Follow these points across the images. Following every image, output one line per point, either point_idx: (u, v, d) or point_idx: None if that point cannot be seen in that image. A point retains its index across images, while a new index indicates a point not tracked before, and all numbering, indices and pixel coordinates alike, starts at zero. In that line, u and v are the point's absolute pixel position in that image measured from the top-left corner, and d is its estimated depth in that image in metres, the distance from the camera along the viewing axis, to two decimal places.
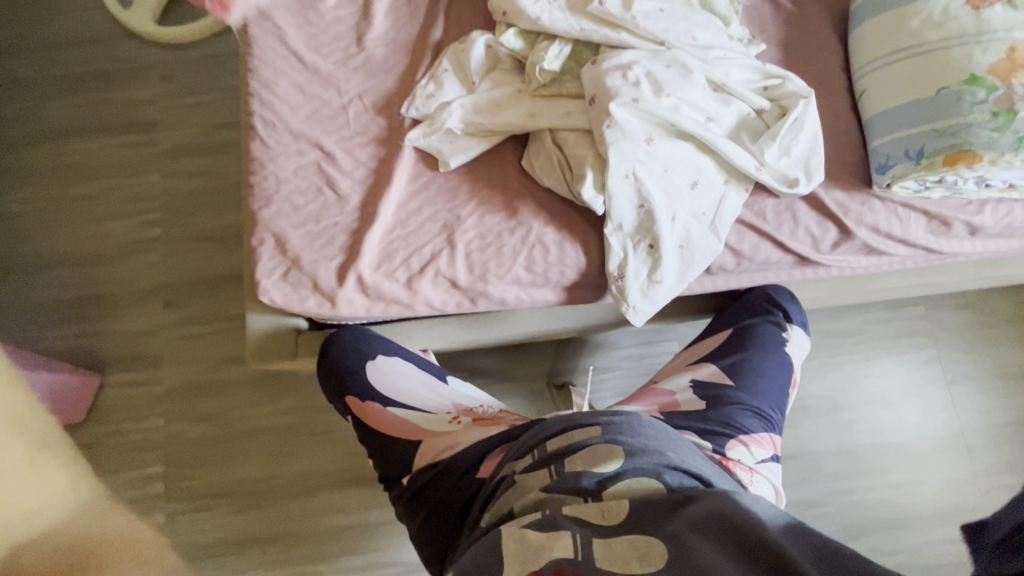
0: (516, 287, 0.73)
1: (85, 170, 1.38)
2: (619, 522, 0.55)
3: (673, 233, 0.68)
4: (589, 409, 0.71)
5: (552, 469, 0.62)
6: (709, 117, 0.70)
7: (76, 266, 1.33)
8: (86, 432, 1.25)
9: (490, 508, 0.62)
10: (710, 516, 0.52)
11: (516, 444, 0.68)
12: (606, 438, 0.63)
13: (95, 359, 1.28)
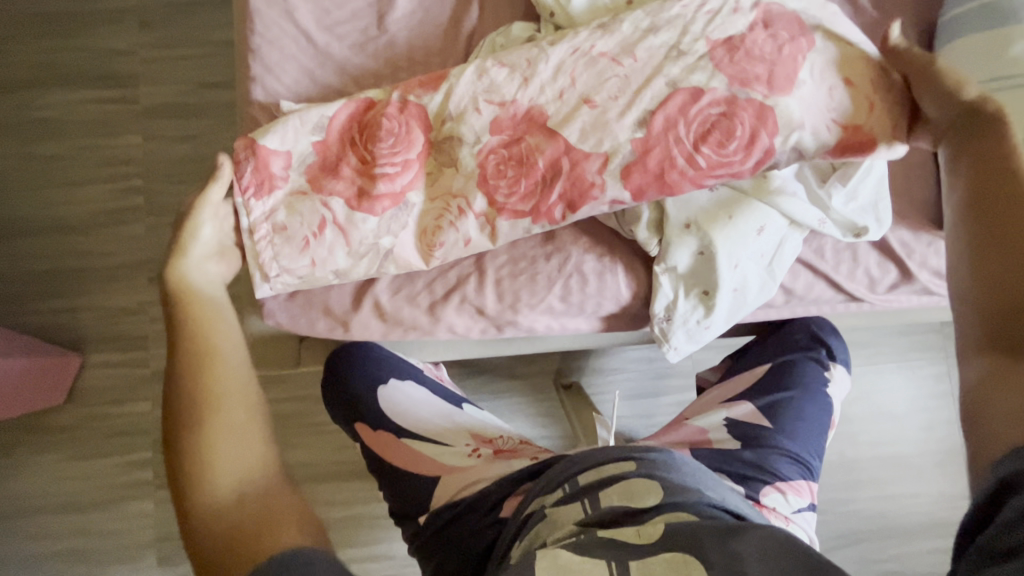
0: (548, 316, 0.74)
1: (56, 127, 1.25)
2: (653, 542, 0.51)
3: (731, 283, 0.70)
4: (620, 443, 0.66)
5: (586, 503, 0.57)
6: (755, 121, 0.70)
7: (48, 234, 1.22)
8: (70, 413, 1.18)
9: (519, 541, 0.57)
10: (755, 548, 0.48)
11: (543, 479, 0.63)
12: (642, 472, 0.58)
13: (74, 336, 1.20)
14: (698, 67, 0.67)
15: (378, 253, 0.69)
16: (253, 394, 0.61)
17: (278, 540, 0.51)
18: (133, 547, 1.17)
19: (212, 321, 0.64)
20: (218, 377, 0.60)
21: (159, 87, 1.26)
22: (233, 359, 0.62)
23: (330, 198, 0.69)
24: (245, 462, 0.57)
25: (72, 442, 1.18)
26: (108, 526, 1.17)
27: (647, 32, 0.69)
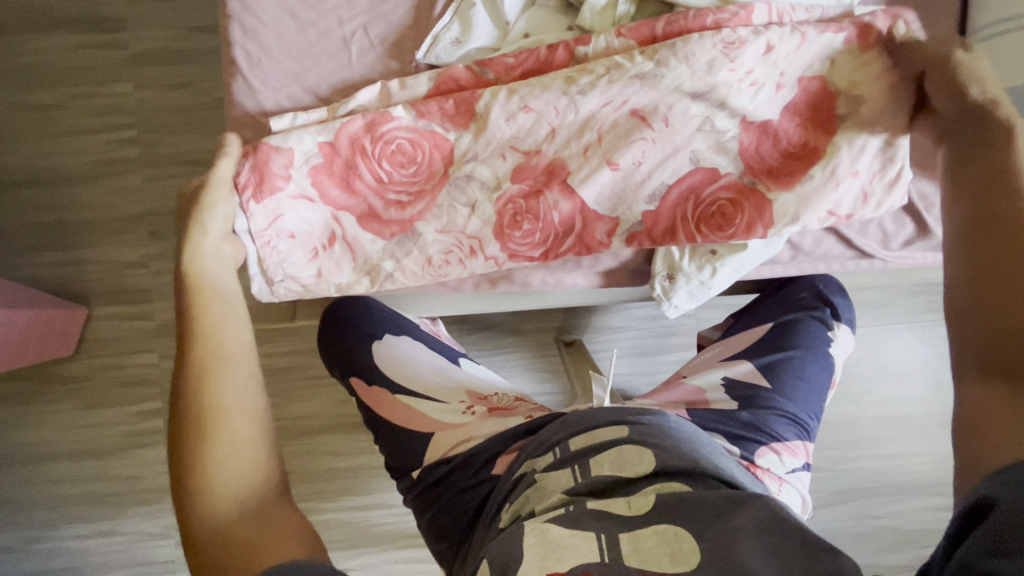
0: (543, 272, 0.73)
1: (46, 75, 1.21)
2: (643, 513, 0.53)
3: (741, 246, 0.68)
4: (612, 405, 0.67)
5: (576, 470, 0.58)
6: (780, 82, 0.66)
7: (47, 187, 1.21)
8: (81, 364, 1.21)
9: (509, 504, 0.59)
10: (742, 522, 0.50)
11: (535, 441, 0.64)
12: (635, 439, 0.59)
13: (79, 290, 1.21)
14: (724, 149, 0.66)
15: (378, 274, 0.69)
16: (252, 393, 0.58)
17: (275, 556, 0.51)
18: (150, 491, 1.22)
19: (207, 294, 0.60)
20: (216, 364, 0.58)
21: (148, 31, 1.21)
22: (231, 348, 0.59)
23: (341, 211, 0.67)
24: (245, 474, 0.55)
25: (85, 394, 1.21)
26: (125, 472, 1.22)
27: (687, 97, 0.65)
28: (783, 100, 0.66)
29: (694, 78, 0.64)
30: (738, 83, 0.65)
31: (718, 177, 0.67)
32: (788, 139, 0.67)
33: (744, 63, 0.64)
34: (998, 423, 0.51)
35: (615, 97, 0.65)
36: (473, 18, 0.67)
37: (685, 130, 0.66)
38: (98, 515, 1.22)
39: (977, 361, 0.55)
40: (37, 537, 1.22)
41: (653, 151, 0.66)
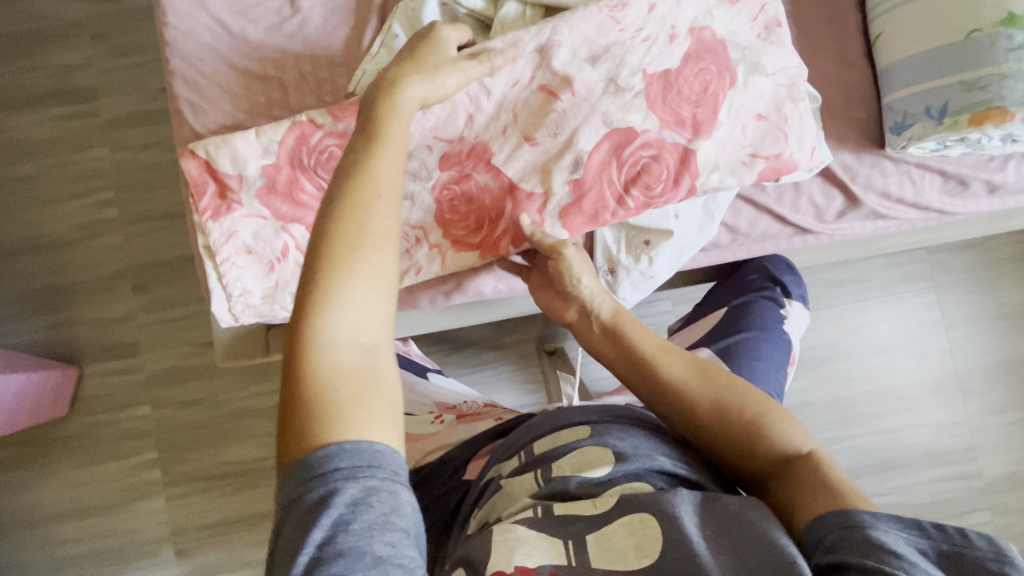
0: (494, 278, 0.76)
1: (26, 149, 1.27)
2: (610, 507, 0.56)
3: (673, 231, 0.70)
4: (582, 403, 0.69)
5: (539, 474, 0.61)
6: (673, 33, 0.67)
7: (33, 255, 1.25)
8: (76, 422, 1.23)
9: (476, 512, 0.61)
10: (693, 514, 0.54)
11: (504, 444, 0.67)
12: (594, 440, 0.62)
13: (69, 350, 1.24)
14: (634, 105, 0.66)
15: None
16: (386, 258, 0.50)
17: (362, 429, 0.45)
18: (153, 542, 1.23)
19: (383, 146, 0.53)
20: (359, 225, 0.50)
21: (119, 97, 1.27)
22: (389, 183, 0.53)
23: (291, 223, 0.69)
24: (366, 313, 0.48)
25: (82, 451, 1.23)
26: (127, 526, 1.23)
27: (586, 62, 0.66)
28: (680, 50, 0.67)
29: (589, 50, 0.66)
30: (631, 40, 0.66)
31: (634, 136, 0.67)
32: (687, 87, 0.67)
33: (635, 49, 0.66)
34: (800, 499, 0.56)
35: (522, 75, 0.67)
36: (395, 46, 0.70)
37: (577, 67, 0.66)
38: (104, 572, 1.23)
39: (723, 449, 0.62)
40: None
41: (561, 125, 0.67)
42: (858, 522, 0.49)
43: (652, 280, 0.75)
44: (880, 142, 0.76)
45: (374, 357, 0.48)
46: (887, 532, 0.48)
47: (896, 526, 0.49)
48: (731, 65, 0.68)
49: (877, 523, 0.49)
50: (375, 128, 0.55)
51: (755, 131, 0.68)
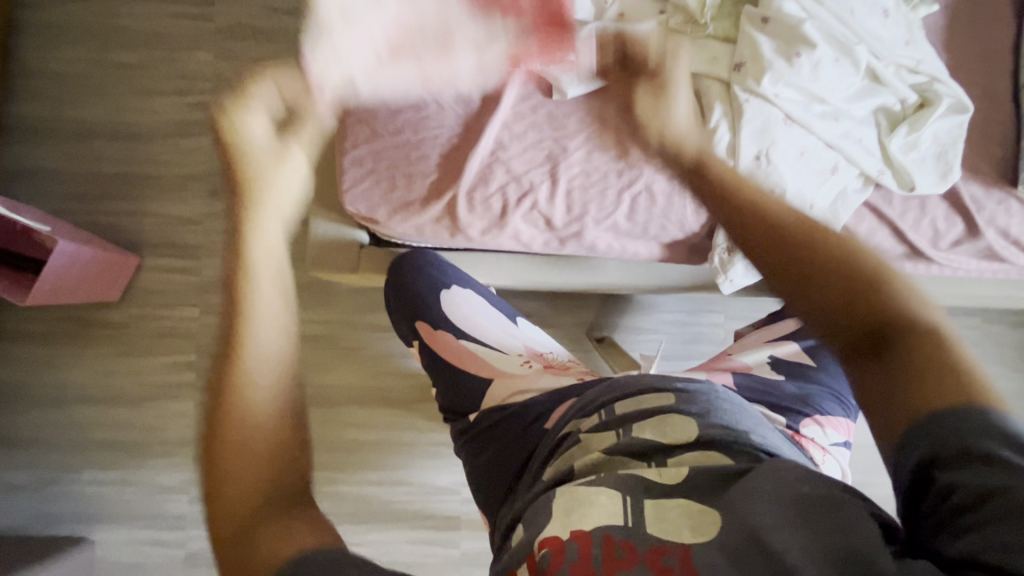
0: (611, 233, 0.78)
1: (131, 37, 1.27)
2: (676, 483, 0.53)
3: (802, 221, 0.73)
4: (660, 374, 0.69)
5: (620, 431, 0.59)
6: (836, 57, 0.69)
7: (117, 140, 1.27)
8: (124, 311, 1.24)
9: (553, 460, 0.60)
10: (771, 492, 0.50)
11: (581, 401, 0.66)
12: (679, 407, 0.61)
13: (133, 240, 1.25)
14: (784, 101, 0.69)
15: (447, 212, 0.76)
16: (287, 353, 0.50)
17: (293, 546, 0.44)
18: (174, 443, 1.24)
19: (258, 275, 0.51)
20: (250, 358, 0.49)
21: (234, 7, 1.28)
22: (264, 331, 0.50)
23: (422, 140, 0.75)
24: (249, 477, 0.46)
25: (124, 340, 1.24)
26: (153, 422, 1.24)
27: (740, 64, 0.70)
28: (841, 66, 0.69)
29: (778, 46, 0.69)
30: (789, 53, 0.69)
31: (773, 127, 0.69)
32: (838, 102, 0.70)
33: (777, 39, 0.69)
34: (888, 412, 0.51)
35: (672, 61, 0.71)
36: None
37: (722, 66, 0.71)
38: (119, 462, 1.24)
39: (843, 332, 0.53)
40: (54, 478, 1.24)
41: (718, 114, 0.70)
42: (981, 415, 0.45)
43: (765, 267, 0.77)
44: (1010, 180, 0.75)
45: (281, 481, 0.47)
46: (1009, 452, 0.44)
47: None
48: (876, 91, 0.71)
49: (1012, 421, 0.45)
50: (240, 299, 0.50)
51: (894, 149, 0.71)
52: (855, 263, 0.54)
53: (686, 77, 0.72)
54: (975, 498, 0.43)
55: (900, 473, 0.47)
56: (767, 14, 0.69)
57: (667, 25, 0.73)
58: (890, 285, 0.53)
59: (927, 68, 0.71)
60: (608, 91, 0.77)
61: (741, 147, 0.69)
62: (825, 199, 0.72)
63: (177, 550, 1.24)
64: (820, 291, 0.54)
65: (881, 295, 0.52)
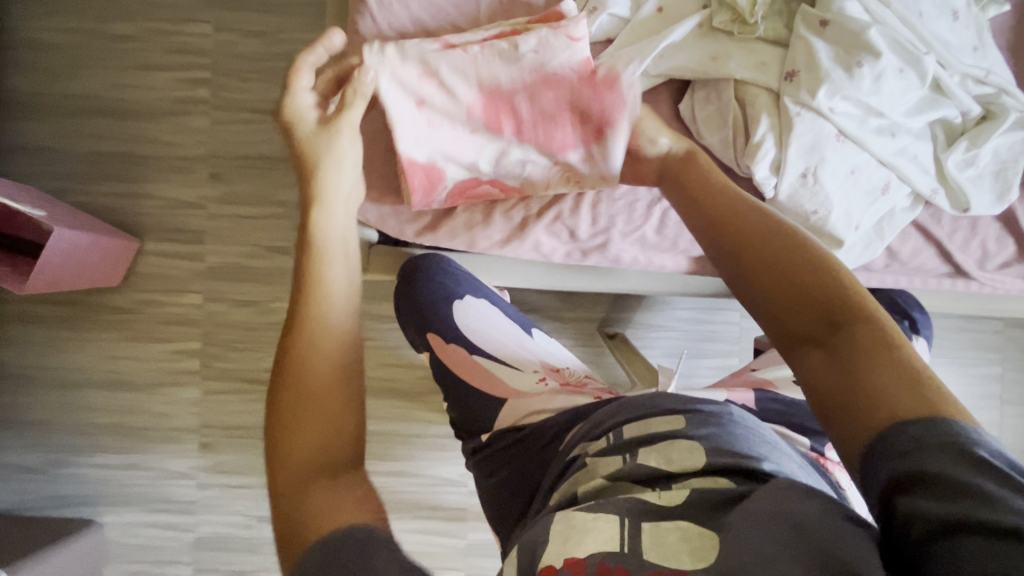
0: (637, 246, 0.79)
1: (125, 5, 1.20)
2: (676, 504, 0.51)
3: (846, 242, 0.70)
4: (676, 392, 0.65)
5: (626, 457, 0.56)
6: (902, 67, 0.66)
7: (114, 118, 1.21)
8: (126, 296, 1.21)
9: (559, 485, 0.58)
10: (768, 514, 0.47)
11: (591, 423, 0.63)
12: (689, 433, 0.57)
13: (133, 223, 1.21)
14: (840, 114, 0.67)
15: (472, 229, 0.77)
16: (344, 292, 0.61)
17: (338, 520, 0.48)
18: (179, 430, 1.23)
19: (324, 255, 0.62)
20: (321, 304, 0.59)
21: None
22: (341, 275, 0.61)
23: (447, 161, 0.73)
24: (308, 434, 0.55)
25: (125, 325, 1.22)
26: (158, 408, 1.23)
27: (798, 71, 0.67)
28: (905, 77, 0.66)
29: (837, 54, 0.66)
30: (851, 61, 0.66)
31: (825, 144, 0.67)
32: (897, 116, 0.68)
33: (836, 45, 0.66)
34: (839, 367, 0.50)
35: (718, 66, 0.69)
36: None
37: (773, 73, 0.68)
38: (125, 448, 1.23)
39: (799, 328, 0.54)
40: (60, 461, 1.23)
41: (766, 126, 0.68)
42: (953, 426, 0.43)
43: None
44: None
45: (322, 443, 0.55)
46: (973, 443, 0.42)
47: (1006, 458, 0.42)
48: (940, 103, 0.68)
49: (983, 443, 0.42)
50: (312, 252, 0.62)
51: (951, 169, 0.69)
52: (808, 255, 0.56)
53: (734, 84, 0.69)
54: (934, 526, 0.40)
55: (873, 505, 0.45)
56: (827, 18, 0.66)
57: (712, 24, 0.70)
58: (823, 276, 0.54)
59: (992, 80, 0.68)
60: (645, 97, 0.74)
61: (787, 163, 0.67)
62: (866, 220, 0.70)
63: (184, 533, 1.25)
64: (769, 278, 0.56)
65: (821, 281, 0.54)
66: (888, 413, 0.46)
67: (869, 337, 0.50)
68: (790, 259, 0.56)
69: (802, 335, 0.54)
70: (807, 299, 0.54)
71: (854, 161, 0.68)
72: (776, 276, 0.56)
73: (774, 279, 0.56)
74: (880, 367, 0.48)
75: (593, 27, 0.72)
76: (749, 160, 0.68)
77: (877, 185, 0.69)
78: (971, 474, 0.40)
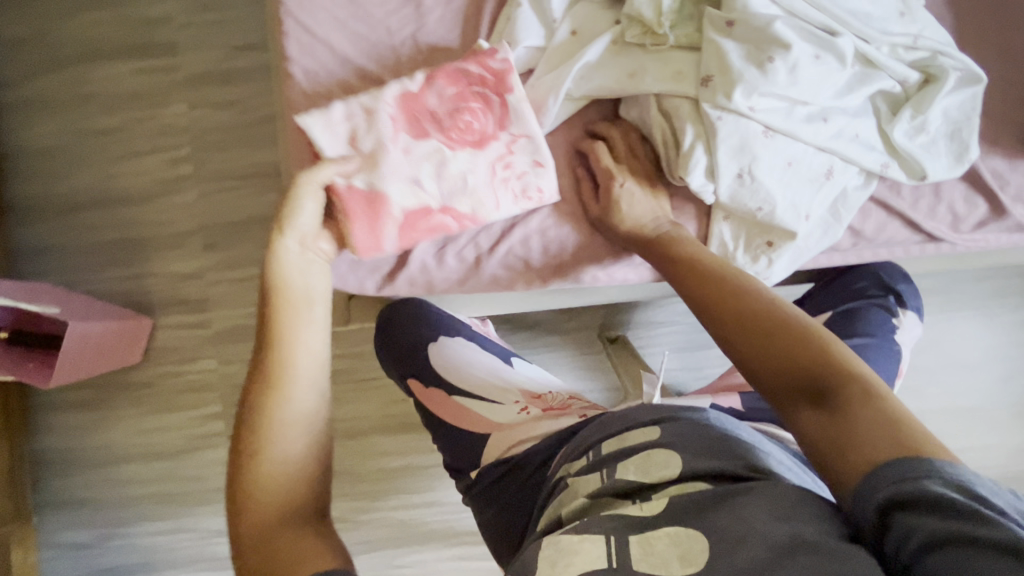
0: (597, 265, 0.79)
1: (106, 100, 1.27)
2: (658, 514, 0.51)
3: (799, 233, 0.71)
4: (648, 404, 0.65)
5: (605, 472, 0.57)
6: (817, 54, 0.66)
7: (111, 206, 1.28)
8: (146, 371, 1.28)
9: (547, 508, 0.59)
10: (757, 521, 0.47)
11: (574, 444, 0.64)
12: (665, 442, 0.58)
13: (142, 301, 1.28)
14: (761, 111, 0.67)
15: (425, 278, 0.77)
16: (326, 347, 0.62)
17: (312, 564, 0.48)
18: (214, 490, 1.29)
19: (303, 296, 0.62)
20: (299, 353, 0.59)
21: (203, 53, 1.26)
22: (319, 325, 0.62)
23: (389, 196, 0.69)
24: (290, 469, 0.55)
25: (149, 399, 1.28)
26: (191, 473, 1.29)
27: (712, 76, 0.68)
28: (823, 62, 0.66)
29: (748, 52, 0.66)
30: (762, 57, 0.66)
31: (752, 144, 0.68)
32: (824, 101, 0.68)
33: (743, 40, 0.67)
34: (830, 423, 0.51)
35: (638, 82, 0.71)
36: (517, 22, 0.73)
37: (689, 80, 0.69)
38: (167, 513, 1.30)
39: (783, 389, 0.56)
40: (111, 534, 1.31)
41: (694, 138, 0.69)
42: (938, 459, 0.45)
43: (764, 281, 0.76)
44: None
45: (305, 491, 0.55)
46: (963, 474, 0.44)
47: (988, 485, 0.44)
48: (869, 78, 0.69)
49: (970, 474, 0.44)
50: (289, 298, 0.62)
51: (898, 140, 0.69)
52: (795, 322, 0.59)
53: (654, 96, 0.71)
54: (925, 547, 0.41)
55: (863, 522, 0.46)
56: (731, 18, 0.67)
57: (626, 40, 0.72)
58: (809, 340, 0.57)
59: (919, 46, 0.69)
60: (577, 122, 0.77)
61: (719, 168, 0.68)
62: (812, 204, 0.70)
63: None
64: (754, 345, 0.59)
65: (798, 345, 0.57)
66: (880, 454, 0.47)
67: (856, 390, 0.52)
68: (767, 325, 0.59)
69: (793, 397, 0.55)
70: (797, 364, 0.56)
71: (789, 153, 0.69)
72: (767, 340, 0.58)
73: (765, 345, 0.58)
74: (867, 421, 0.49)
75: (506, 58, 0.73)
76: (682, 172, 0.69)
77: (817, 169, 0.70)
78: (961, 496, 0.42)
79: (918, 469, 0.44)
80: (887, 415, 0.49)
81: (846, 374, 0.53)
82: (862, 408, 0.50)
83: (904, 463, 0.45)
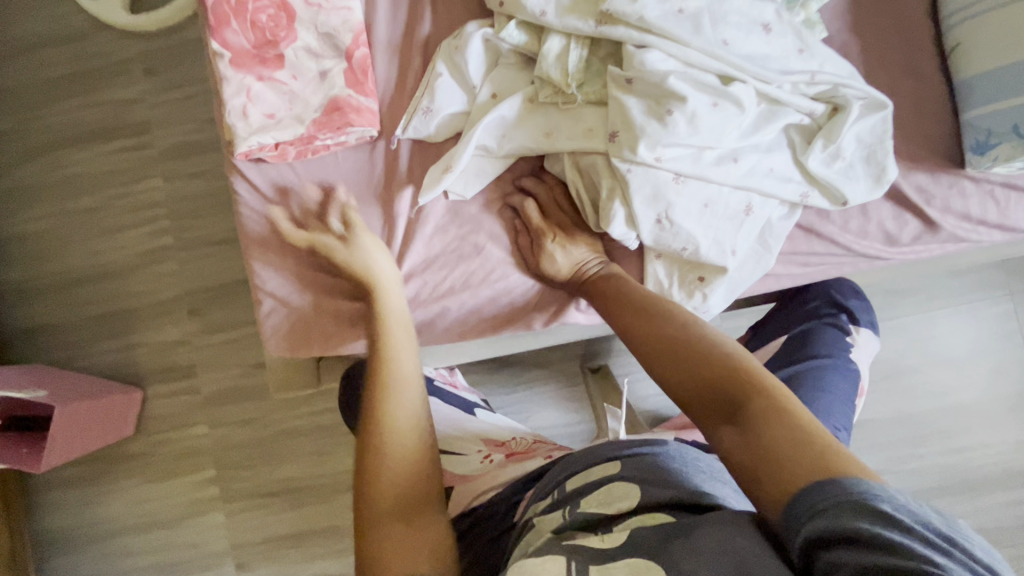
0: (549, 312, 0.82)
1: (86, 182, 1.32)
2: (614, 545, 0.51)
3: (728, 266, 0.75)
4: (616, 438, 0.66)
5: (567, 509, 0.57)
6: (714, 101, 0.70)
7: (97, 283, 1.32)
8: (141, 442, 1.30)
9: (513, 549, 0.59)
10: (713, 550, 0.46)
11: (541, 486, 0.65)
12: (626, 474, 0.58)
13: (132, 373, 1.30)
14: (669, 157, 0.71)
15: None
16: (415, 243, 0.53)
17: None
18: (215, 555, 1.29)
19: None
20: None
21: (174, 129, 1.31)
22: None
23: None
24: None
25: (145, 468, 1.30)
26: (191, 539, 1.29)
27: (617, 132, 0.72)
28: (721, 107, 0.70)
29: (648, 107, 0.70)
30: (659, 109, 0.70)
31: (664, 190, 0.72)
32: (731, 140, 0.72)
33: (642, 95, 0.71)
34: (745, 442, 0.52)
35: (557, 141, 0.75)
36: (437, 94, 0.77)
37: (598, 135, 0.74)
38: None
39: (707, 412, 0.57)
40: None
41: (613, 189, 0.73)
42: (852, 482, 0.44)
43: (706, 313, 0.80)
44: (958, 162, 0.81)
45: None
46: (882, 498, 0.42)
47: (904, 501, 0.42)
48: (774, 116, 0.73)
49: (886, 495, 0.42)
50: None
51: (813, 169, 0.74)
52: (715, 346, 0.61)
53: (569, 154, 0.76)
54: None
55: (791, 556, 0.45)
56: (629, 76, 0.70)
57: (539, 100, 0.76)
58: (724, 359, 0.59)
59: (819, 81, 0.73)
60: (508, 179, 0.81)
61: (638, 217, 0.72)
62: (733, 236, 0.74)
63: None
64: (679, 371, 0.61)
65: (714, 366, 0.59)
66: (798, 480, 0.47)
67: (766, 405, 0.53)
68: (687, 350, 0.62)
69: (712, 420, 0.56)
70: (716, 386, 0.57)
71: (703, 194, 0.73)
72: (688, 365, 0.61)
73: (686, 371, 0.61)
74: (778, 441, 0.50)
75: (432, 128, 0.78)
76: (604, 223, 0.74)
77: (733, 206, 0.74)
78: (870, 522, 0.41)
79: (831, 498, 0.43)
80: (793, 431, 0.50)
81: (757, 390, 0.55)
82: (772, 424, 0.51)
83: (821, 489, 0.44)
